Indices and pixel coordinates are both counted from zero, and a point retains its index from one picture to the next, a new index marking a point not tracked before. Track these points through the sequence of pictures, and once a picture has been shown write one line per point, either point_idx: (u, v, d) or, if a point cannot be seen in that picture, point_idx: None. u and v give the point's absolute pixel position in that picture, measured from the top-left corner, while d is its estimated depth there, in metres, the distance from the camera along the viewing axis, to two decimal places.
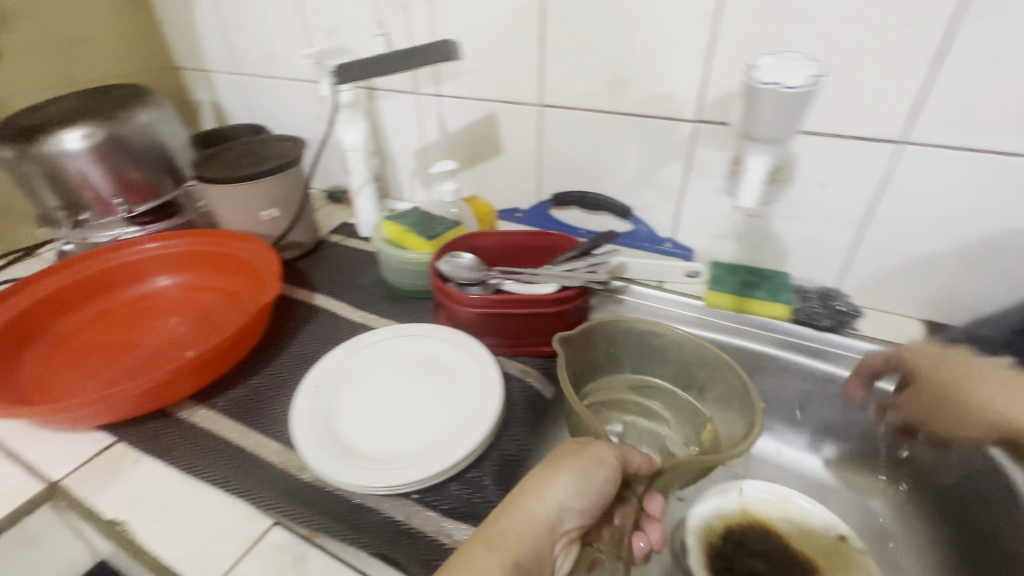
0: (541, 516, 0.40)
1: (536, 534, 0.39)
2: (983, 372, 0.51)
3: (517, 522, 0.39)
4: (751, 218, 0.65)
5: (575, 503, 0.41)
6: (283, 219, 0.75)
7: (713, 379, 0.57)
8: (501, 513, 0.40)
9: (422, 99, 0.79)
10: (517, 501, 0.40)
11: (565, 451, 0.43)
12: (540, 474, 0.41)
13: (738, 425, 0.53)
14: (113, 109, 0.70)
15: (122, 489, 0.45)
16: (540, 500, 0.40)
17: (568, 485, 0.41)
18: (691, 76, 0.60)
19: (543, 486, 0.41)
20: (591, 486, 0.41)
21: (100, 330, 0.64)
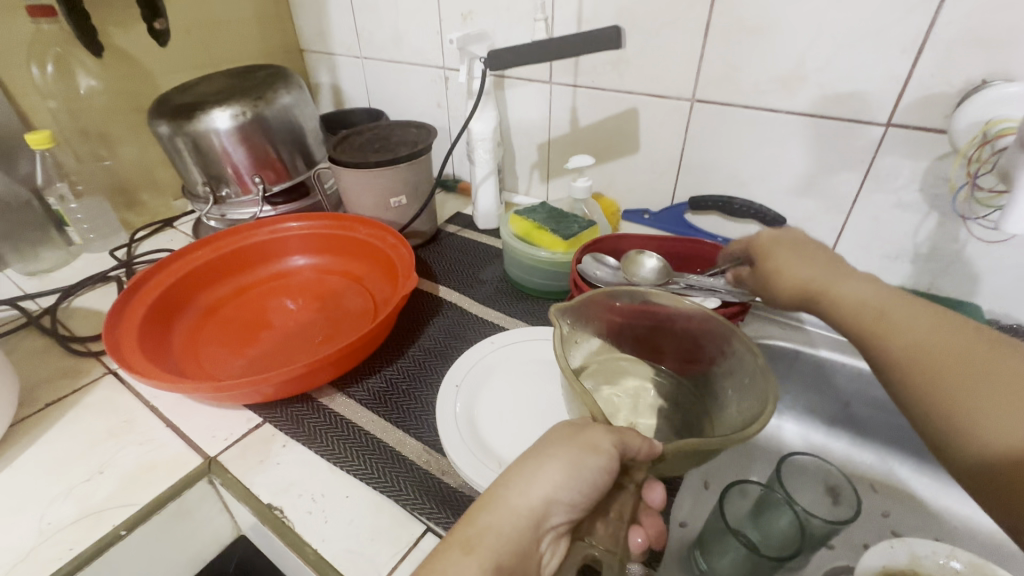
0: (524, 510, 0.32)
1: (520, 532, 0.32)
2: (780, 246, 0.45)
3: (499, 519, 0.32)
4: (939, 238, 0.57)
5: (566, 493, 0.33)
6: (409, 207, 0.74)
7: (723, 353, 0.42)
8: (482, 505, 0.33)
9: (555, 89, 0.75)
10: (499, 493, 0.33)
11: (553, 435, 0.34)
12: (524, 463, 0.34)
13: (745, 408, 0.38)
14: (260, 90, 0.72)
15: (275, 473, 0.46)
16: (523, 493, 0.32)
17: (560, 476, 0.33)
18: (890, 73, 0.52)
19: (527, 475, 0.33)
20: (584, 475, 0.33)
21: (238, 306, 0.66)
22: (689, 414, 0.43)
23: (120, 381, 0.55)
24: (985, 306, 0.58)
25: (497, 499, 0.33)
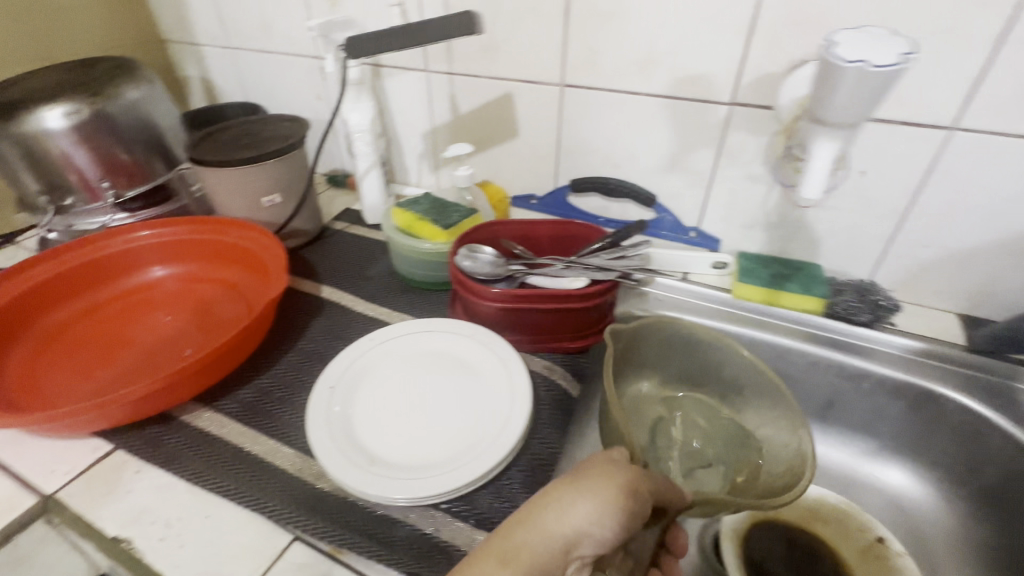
0: (558, 537, 0.34)
1: (551, 556, 0.34)
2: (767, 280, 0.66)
3: (534, 538, 0.34)
4: (784, 207, 0.62)
5: (599, 529, 0.34)
6: (285, 206, 0.70)
7: (763, 406, 0.53)
8: (517, 523, 0.35)
9: (432, 77, 0.74)
10: (530, 510, 0.35)
11: (587, 463, 0.37)
12: (559, 486, 0.36)
13: (784, 460, 0.49)
14: (98, 85, 0.65)
15: (124, 502, 0.42)
16: (559, 519, 0.34)
17: (597, 508, 0.34)
18: (729, 55, 0.56)
19: (561, 500, 0.35)
20: (615, 514, 0.34)
21: (92, 325, 0.60)
22: (724, 455, 0.54)
23: None
24: (827, 266, 0.64)
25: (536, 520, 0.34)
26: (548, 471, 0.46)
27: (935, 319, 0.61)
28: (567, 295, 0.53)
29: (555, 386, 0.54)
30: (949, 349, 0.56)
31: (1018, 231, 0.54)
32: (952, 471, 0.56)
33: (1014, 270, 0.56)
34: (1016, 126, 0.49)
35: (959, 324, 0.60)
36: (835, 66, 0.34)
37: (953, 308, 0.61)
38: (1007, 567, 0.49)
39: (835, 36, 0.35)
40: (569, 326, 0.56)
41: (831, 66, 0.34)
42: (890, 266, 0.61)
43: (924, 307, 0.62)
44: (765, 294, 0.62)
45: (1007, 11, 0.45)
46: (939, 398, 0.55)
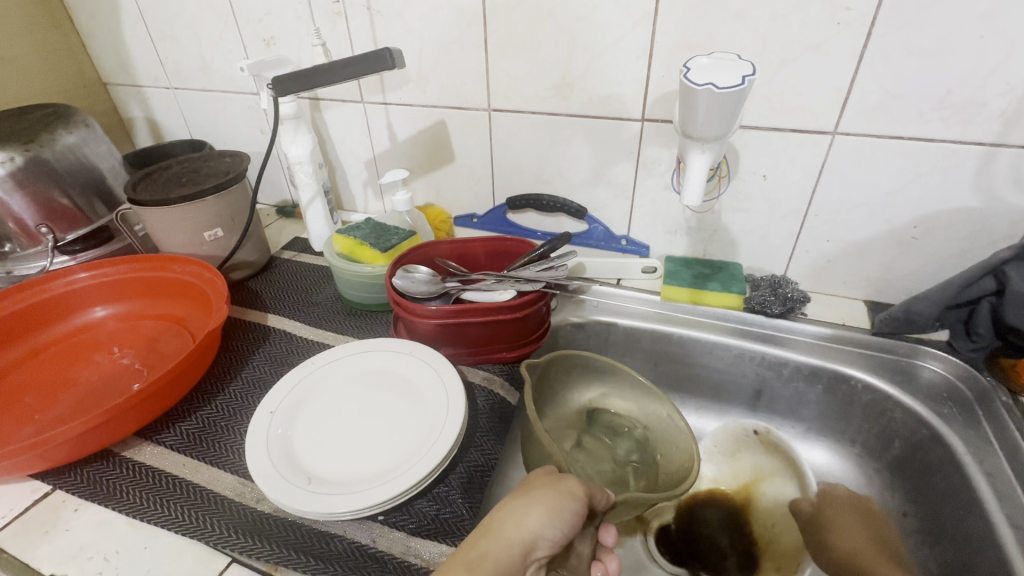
0: (517, 542, 0.36)
1: (512, 562, 0.35)
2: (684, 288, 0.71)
3: (496, 546, 0.35)
4: (701, 211, 0.67)
5: (551, 530, 0.36)
6: (228, 238, 0.71)
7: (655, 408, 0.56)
8: (478, 536, 0.37)
9: (368, 107, 0.77)
10: (487, 523, 0.37)
11: (533, 477, 0.40)
12: (512, 496, 0.39)
13: (678, 457, 0.52)
14: (33, 132, 0.66)
15: (62, 541, 0.43)
16: (517, 525, 0.36)
17: (547, 511, 0.37)
18: (635, 76, 0.60)
19: (515, 506, 0.37)
20: (566, 516, 0.37)
21: (32, 369, 0.60)
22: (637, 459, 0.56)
23: None
24: (746, 264, 0.69)
25: (496, 529, 0.36)
26: (483, 477, 0.48)
27: (844, 307, 0.66)
28: (497, 307, 0.56)
29: (493, 396, 0.57)
30: (855, 333, 0.61)
31: (902, 222, 0.59)
32: (867, 446, 0.60)
33: (904, 257, 0.61)
34: (886, 129, 0.54)
35: (865, 309, 0.66)
36: (690, 90, 0.41)
37: (860, 296, 0.66)
38: (914, 531, 0.54)
39: (692, 62, 0.42)
40: (504, 336, 0.59)
41: (688, 90, 0.42)
42: (800, 260, 0.66)
43: (834, 296, 0.68)
44: (691, 294, 0.66)
45: (863, 29, 0.50)
46: (849, 379, 0.59)
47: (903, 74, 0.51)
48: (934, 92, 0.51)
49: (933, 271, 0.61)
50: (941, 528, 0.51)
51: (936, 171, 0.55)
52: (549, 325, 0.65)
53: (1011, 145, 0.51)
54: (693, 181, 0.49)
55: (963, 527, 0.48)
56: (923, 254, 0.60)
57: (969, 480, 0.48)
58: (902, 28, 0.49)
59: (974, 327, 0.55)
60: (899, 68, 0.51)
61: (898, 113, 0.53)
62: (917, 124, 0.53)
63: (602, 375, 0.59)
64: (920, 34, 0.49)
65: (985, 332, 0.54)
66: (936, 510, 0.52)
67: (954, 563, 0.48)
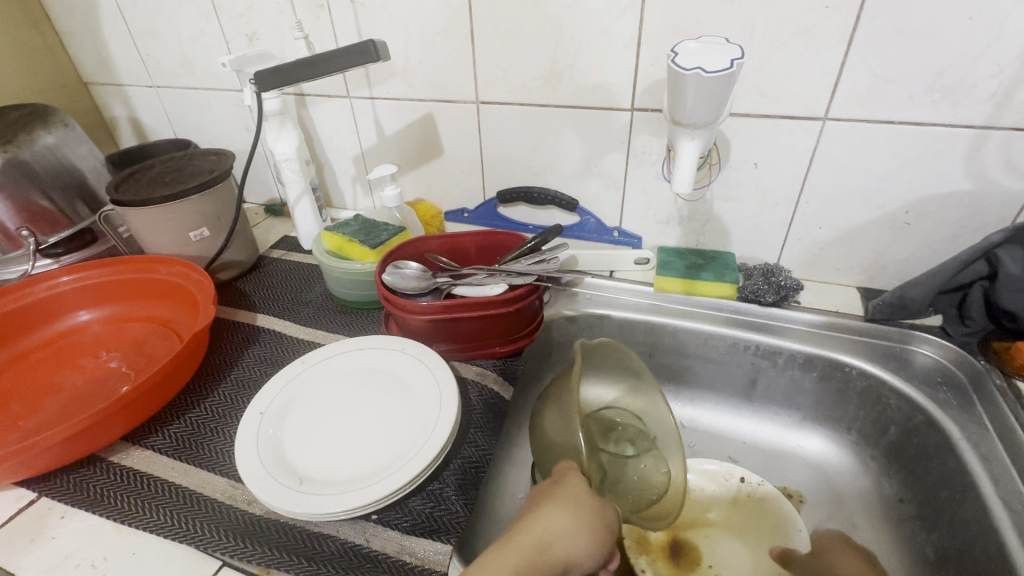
0: (561, 562, 0.37)
1: None
2: None
3: (544, 562, 0.36)
4: (692, 200, 0.66)
5: (590, 562, 0.38)
6: (214, 238, 0.70)
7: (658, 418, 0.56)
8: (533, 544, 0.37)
9: (355, 102, 0.75)
10: (536, 531, 0.38)
11: (575, 486, 0.42)
12: (560, 507, 0.40)
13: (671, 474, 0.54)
14: (10, 133, 0.65)
15: (49, 549, 0.43)
16: (567, 546, 0.38)
17: (594, 541, 0.39)
18: (624, 65, 0.60)
19: (569, 521, 0.39)
20: (605, 550, 0.39)
21: (17, 375, 0.59)
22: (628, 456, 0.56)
23: None
24: (739, 253, 0.69)
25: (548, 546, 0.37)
26: (478, 473, 0.48)
27: (836, 294, 0.66)
28: (488, 302, 0.55)
29: (487, 391, 0.56)
30: (849, 320, 0.61)
31: (895, 207, 0.59)
32: (863, 433, 0.60)
33: (896, 242, 0.61)
34: (876, 114, 0.54)
35: (858, 296, 0.65)
36: (678, 75, 0.41)
37: (853, 282, 0.66)
38: (911, 516, 0.54)
39: (680, 47, 0.42)
40: (496, 331, 0.58)
41: (676, 75, 0.41)
42: (793, 248, 0.66)
43: (827, 283, 0.67)
44: (684, 284, 0.65)
45: (852, 12, 0.50)
46: (843, 366, 0.59)
47: (892, 58, 0.51)
48: (924, 75, 0.51)
49: (925, 255, 0.61)
50: (938, 513, 0.51)
51: (927, 156, 0.55)
52: (542, 318, 0.64)
53: (1001, 127, 0.51)
54: (683, 170, 0.49)
55: (959, 511, 0.48)
56: (915, 239, 0.60)
57: (965, 464, 0.48)
58: (891, 10, 0.49)
59: (967, 311, 0.54)
60: (888, 52, 0.51)
61: (889, 98, 0.53)
62: (908, 108, 0.53)
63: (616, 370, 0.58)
64: (909, 16, 0.48)
65: (977, 316, 0.54)
66: (933, 495, 0.52)
67: (951, 548, 0.48)
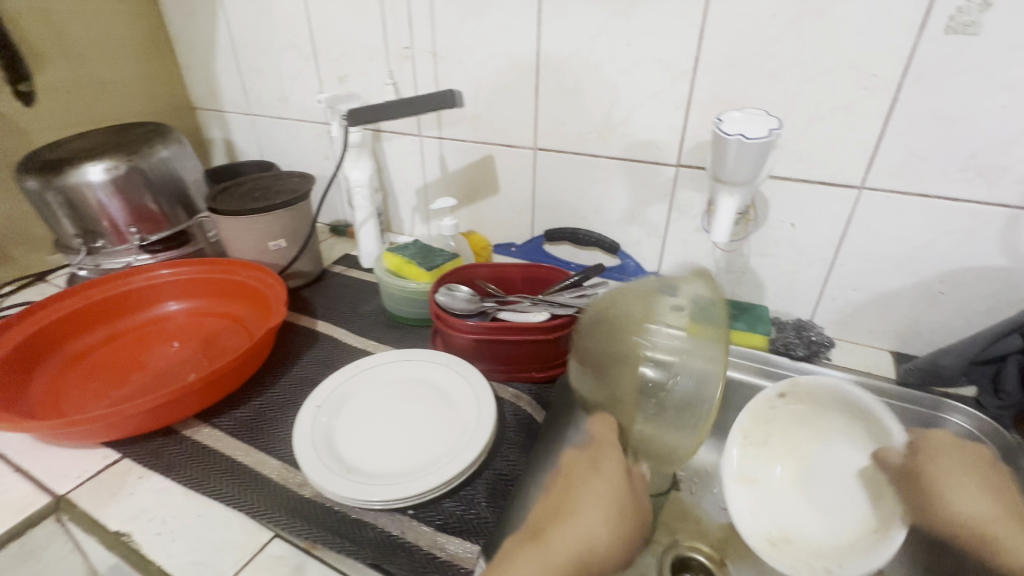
0: (584, 538, 0.40)
1: (582, 559, 0.39)
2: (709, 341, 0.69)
3: (564, 542, 0.40)
4: (729, 253, 0.70)
5: (602, 531, 0.41)
6: (289, 249, 0.79)
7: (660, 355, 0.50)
8: (561, 560, 0.38)
9: (424, 141, 0.84)
10: (570, 541, 0.40)
11: (628, 503, 0.43)
12: (620, 522, 0.42)
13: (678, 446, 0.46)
14: (136, 145, 0.76)
15: (127, 502, 0.47)
16: (579, 526, 0.41)
17: (599, 521, 0.41)
18: (672, 125, 0.66)
19: (613, 533, 0.41)
20: (621, 520, 0.42)
21: (109, 351, 0.67)
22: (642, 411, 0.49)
23: None
24: (772, 307, 0.71)
25: (563, 528, 0.41)
26: (508, 485, 0.51)
27: (870, 356, 0.67)
28: (529, 328, 0.60)
29: (521, 412, 0.60)
30: (879, 381, 0.62)
31: (928, 276, 0.61)
32: None
33: (930, 310, 0.63)
34: (910, 188, 0.57)
35: (892, 360, 0.66)
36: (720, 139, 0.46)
37: (886, 346, 0.67)
38: None
39: (725, 115, 0.47)
40: (533, 356, 0.62)
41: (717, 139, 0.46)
42: (826, 308, 0.68)
43: (861, 344, 0.69)
44: None
45: (889, 94, 0.54)
46: None
47: (927, 137, 0.55)
48: (958, 155, 0.54)
49: (960, 326, 0.62)
50: None
51: (961, 228, 0.57)
52: None
53: None
54: (720, 223, 0.53)
55: None
56: (950, 309, 0.62)
57: None
58: (924, 97, 0.53)
59: (1002, 384, 0.55)
60: (923, 131, 0.55)
61: (923, 172, 0.56)
62: (942, 183, 0.56)
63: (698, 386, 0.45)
64: (944, 101, 0.53)
65: (1012, 390, 0.54)
66: None
67: None
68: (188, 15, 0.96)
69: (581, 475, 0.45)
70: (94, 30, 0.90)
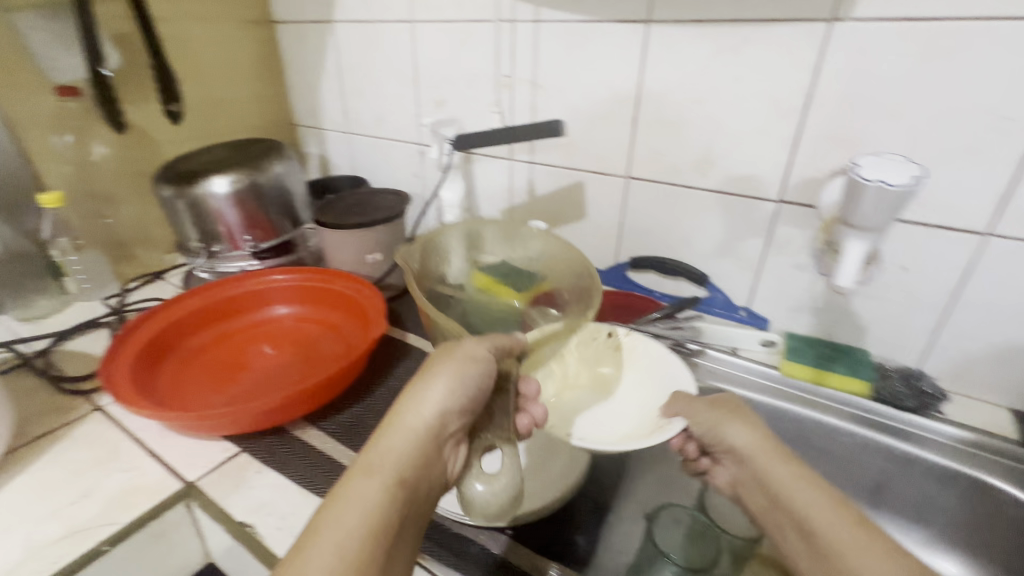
0: (425, 421, 0.44)
1: (420, 441, 0.43)
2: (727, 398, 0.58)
3: (399, 437, 0.43)
4: (829, 292, 0.68)
5: (448, 406, 0.45)
6: (384, 262, 0.83)
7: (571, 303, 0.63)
8: (402, 458, 0.42)
9: (515, 165, 0.87)
10: (410, 429, 0.43)
11: (473, 370, 0.46)
12: (461, 382, 0.45)
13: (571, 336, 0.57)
14: (256, 161, 0.82)
15: (249, 495, 0.51)
16: (418, 413, 0.44)
17: (443, 391, 0.44)
18: (776, 161, 0.65)
19: (452, 393, 0.45)
20: (464, 378, 0.45)
21: (222, 349, 0.72)
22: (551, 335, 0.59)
23: (108, 415, 0.60)
24: (874, 352, 0.68)
25: (398, 424, 0.44)
26: (602, 515, 0.56)
27: (985, 412, 0.63)
28: None
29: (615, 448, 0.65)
30: (998, 441, 0.58)
31: None
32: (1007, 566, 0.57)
33: None
34: None
35: (1011, 419, 0.62)
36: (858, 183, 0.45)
37: (1004, 403, 0.63)
38: None
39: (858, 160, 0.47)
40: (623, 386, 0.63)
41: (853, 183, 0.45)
42: (938, 356, 0.64)
43: (975, 399, 0.64)
44: (814, 373, 0.66)
45: None
46: (989, 488, 0.56)
47: None
48: None
49: None
50: None
51: None
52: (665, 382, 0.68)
53: None
54: (848, 263, 0.51)
55: None
56: None
57: None
58: None
59: None
60: None
61: None
62: None
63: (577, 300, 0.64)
64: None
65: None
66: None
67: None
68: (300, 41, 1.04)
69: (429, 371, 0.46)
70: (221, 54, 0.99)
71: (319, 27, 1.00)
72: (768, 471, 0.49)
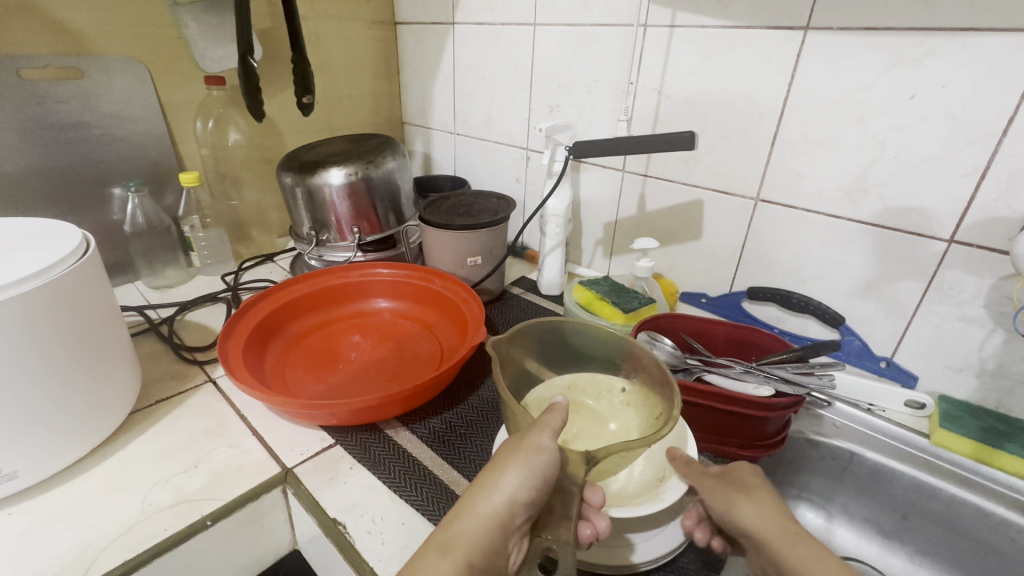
0: (494, 511, 0.39)
1: (490, 532, 0.38)
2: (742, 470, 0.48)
3: (467, 525, 0.39)
4: (1005, 355, 0.57)
5: (520, 496, 0.39)
6: (483, 266, 0.81)
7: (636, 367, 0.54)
8: (473, 543, 0.38)
9: (627, 177, 0.82)
10: (482, 514, 0.39)
11: (542, 458, 0.41)
12: (531, 472, 0.40)
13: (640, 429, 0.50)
14: (371, 154, 0.84)
15: (342, 491, 0.50)
16: (489, 499, 0.39)
17: (515, 480, 0.39)
18: (952, 194, 0.55)
19: (525, 481, 0.40)
20: (535, 470, 0.40)
21: (323, 337, 0.73)
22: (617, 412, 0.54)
23: (218, 389, 0.63)
24: None
25: (467, 510, 0.39)
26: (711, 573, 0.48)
27: None
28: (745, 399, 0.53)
29: None
30: None
31: None
32: None
33: None
34: None
35: None
36: None
37: None
38: None
39: None
40: (739, 431, 0.56)
41: None
42: None
43: None
44: (975, 448, 0.55)
45: None
46: None
47: None
48: None
49: None
50: None
51: None
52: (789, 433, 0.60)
53: None
54: None
55: None
56: None
57: None
58: None
59: None
60: None
61: None
62: None
63: (661, 416, 0.48)
64: None
65: None
66: None
67: None
68: (420, 42, 1.06)
69: (508, 453, 0.41)
70: (347, 52, 1.03)
71: (440, 28, 1.01)
72: (780, 554, 0.40)
